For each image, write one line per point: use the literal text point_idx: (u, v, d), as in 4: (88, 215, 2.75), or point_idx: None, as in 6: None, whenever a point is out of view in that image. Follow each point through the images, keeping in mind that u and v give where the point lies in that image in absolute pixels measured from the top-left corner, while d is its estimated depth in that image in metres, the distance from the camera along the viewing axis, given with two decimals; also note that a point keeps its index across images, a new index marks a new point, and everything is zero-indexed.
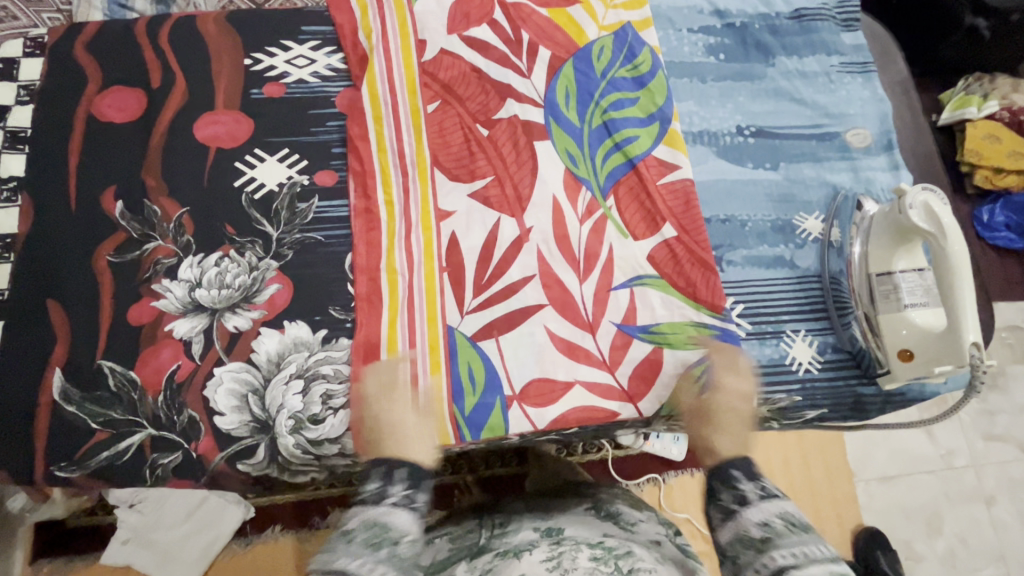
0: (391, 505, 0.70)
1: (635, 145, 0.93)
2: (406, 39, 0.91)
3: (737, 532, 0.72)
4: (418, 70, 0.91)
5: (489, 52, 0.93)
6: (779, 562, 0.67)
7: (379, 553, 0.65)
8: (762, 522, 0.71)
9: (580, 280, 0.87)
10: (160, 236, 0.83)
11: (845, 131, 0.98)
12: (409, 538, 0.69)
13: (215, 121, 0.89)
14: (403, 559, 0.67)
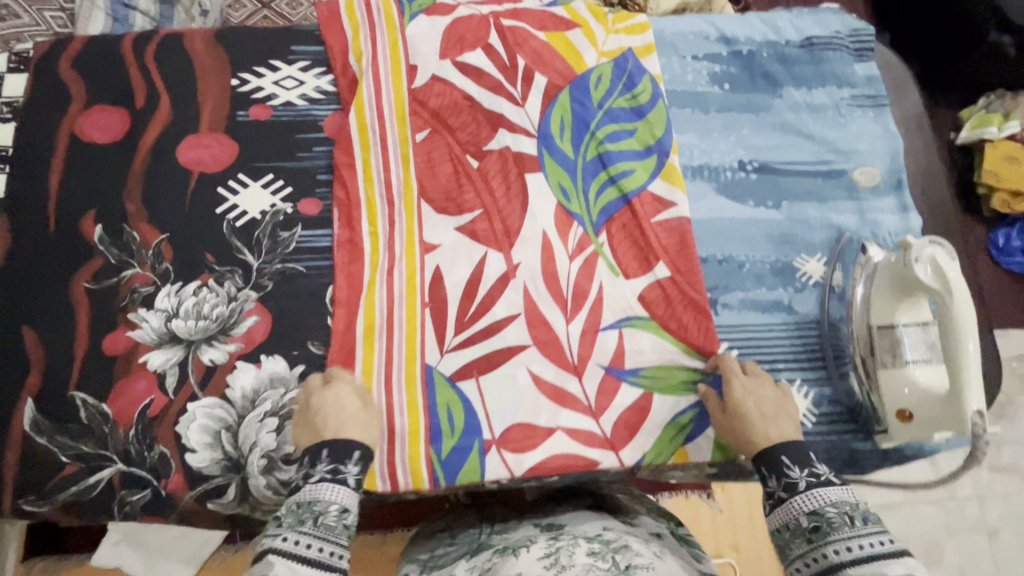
0: (316, 483, 0.66)
1: (630, 180, 0.90)
2: (397, 64, 0.88)
3: (783, 521, 0.67)
4: (408, 96, 0.88)
5: (482, 78, 0.89)
6: (831, 560, 0.61)
7: (301, 527, 0.62)
8: (813, 512, 0.65)
9: (567, 319, 0.84)
10: (138, 263, 0.81)
11: (853, 169, 0.93)
12: (336, 507, 0.64)
13: (199, 144, 0.87)
14: (333, 528, 0.63)
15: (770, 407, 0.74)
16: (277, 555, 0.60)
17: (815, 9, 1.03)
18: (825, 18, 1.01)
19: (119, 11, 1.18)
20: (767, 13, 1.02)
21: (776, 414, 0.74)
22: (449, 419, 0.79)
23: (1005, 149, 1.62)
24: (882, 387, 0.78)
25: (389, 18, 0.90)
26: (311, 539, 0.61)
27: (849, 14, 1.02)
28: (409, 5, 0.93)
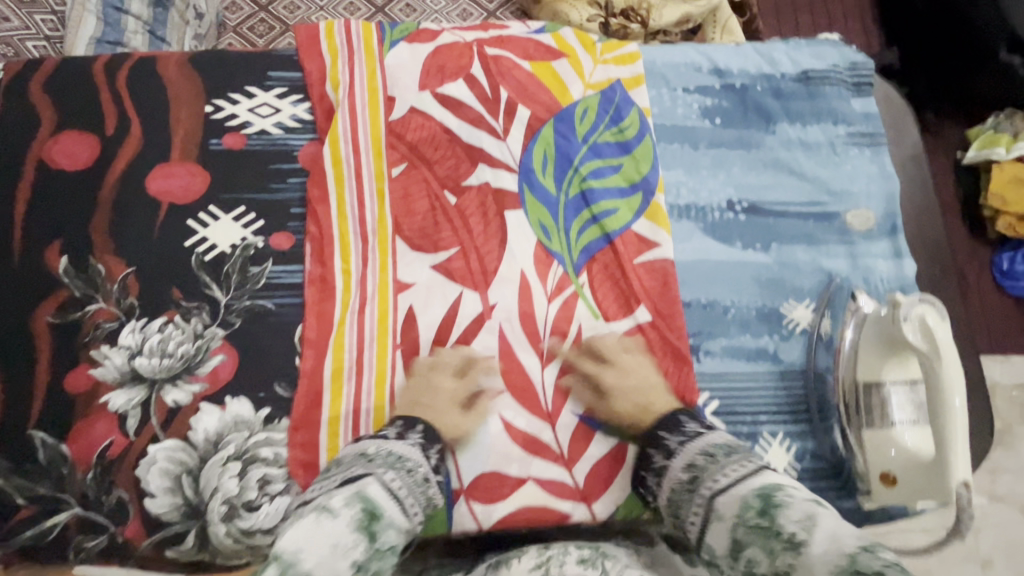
0: (410, 445, 0.69)
1: (614, 219, 0.87)
2: (375, 95, 0.86)
3: (671, 486, 0.68)
4: (385, 129, 0.85)
5: (463, 111, 0.87)
6: (707, 496, 0.62)
7: (399, 472, 0.64)
8: (687, 465, 0.67)
9: (542, 364, 0.82)
10: (103, 298, 0.79)
11: (846, 212, 0.90)
12: (424, 472, 0.68)
13: (170, 173, 0.84)
14: (416, 484, 0.65)
15: (641, 387, 0.79)
16: (376, 482, 0.61)
17: (813, 40, 0.99)
18: (823, 51, 0.98)
19: (110, 15, 1.13)
20: (762, 44, 0.98)
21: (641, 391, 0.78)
22: None
23: (1013, 170, 1.58)
24: (868, 446, 0.77)
25: (368, 48, 0.88)
26: (404, 485, 0.63)
27: (848, 46, 0.99)
28: (391, 32, 0.90)
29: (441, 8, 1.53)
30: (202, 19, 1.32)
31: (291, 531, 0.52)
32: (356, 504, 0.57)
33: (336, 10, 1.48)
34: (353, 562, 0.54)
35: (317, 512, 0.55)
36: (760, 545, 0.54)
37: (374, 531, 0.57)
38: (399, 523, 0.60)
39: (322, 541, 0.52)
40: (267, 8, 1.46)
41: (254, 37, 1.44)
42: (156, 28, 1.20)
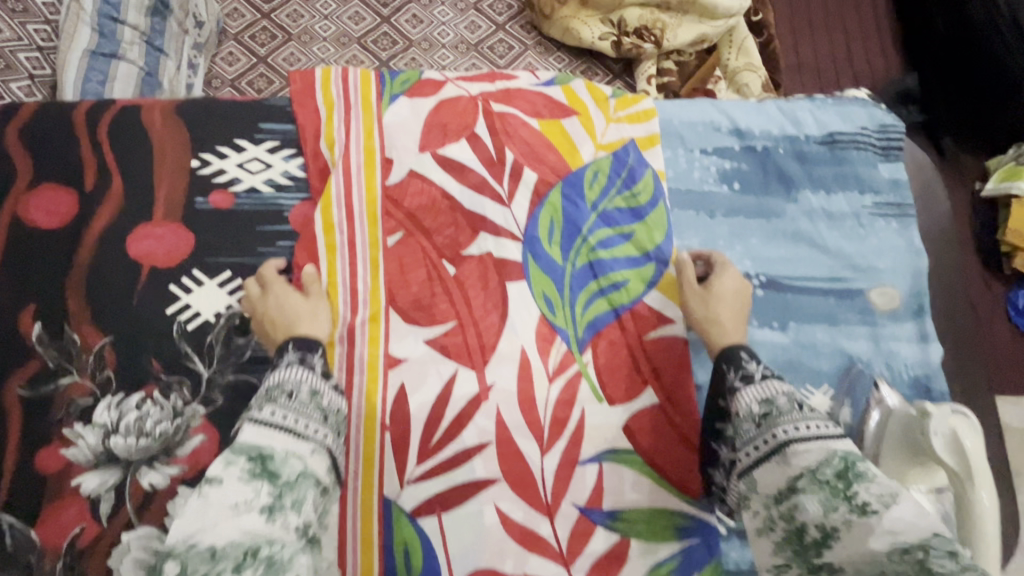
0: (286, 363, 0.65)
1: (622, 292, 0.82)
2: (372, 155, 0.82)
3: (737, 409, 0.68)
4: (382, 194, 0.80)
5: (464, 175, 0.82)
6: (780, 438, 0.62)
7: (276, 402, 0.61)
8: (764, 399, 0.66)
9: (542, 451, 0.77)
10: (78, 370, 0.74)
11: (870, 289, 0.85)
12: (308, 385, 0.64)
13: (152, 234, 0.79)
14: (305, 405, 0.62)
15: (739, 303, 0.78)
16: (252, 423, 0.59)
17: (840, 99, 0.93)
18: (850, 111, 0.92)
19: (105, 26, 1.13)
20: (786, 101, 0.93)
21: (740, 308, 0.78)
22: (406, 562, 0.72)
23: None
24: None
25: (367, 104, 0.84)
26: (292, 414, 0.61)
27: (877, 106, 0.93)
28: (391, 84, 0.86)
29: (449, 20, 1.45)
30: (201, 27, 1.28)
31: (179, 520, 0.52)
32: (237, 460, 0.55)
33: (340, 20, 1.40)
34: (261, 505, 0.53)
35: (199, 488, 0.54)
36: (822, 499, 0.56)
37: (270, 468, 0.56)
38: (299, 449, 0.58)
39: (217, 510, 0.52)
40: (270, 15, 1.38)
41: (255, 47, 1.35)
42: (154, 38, 1.19)
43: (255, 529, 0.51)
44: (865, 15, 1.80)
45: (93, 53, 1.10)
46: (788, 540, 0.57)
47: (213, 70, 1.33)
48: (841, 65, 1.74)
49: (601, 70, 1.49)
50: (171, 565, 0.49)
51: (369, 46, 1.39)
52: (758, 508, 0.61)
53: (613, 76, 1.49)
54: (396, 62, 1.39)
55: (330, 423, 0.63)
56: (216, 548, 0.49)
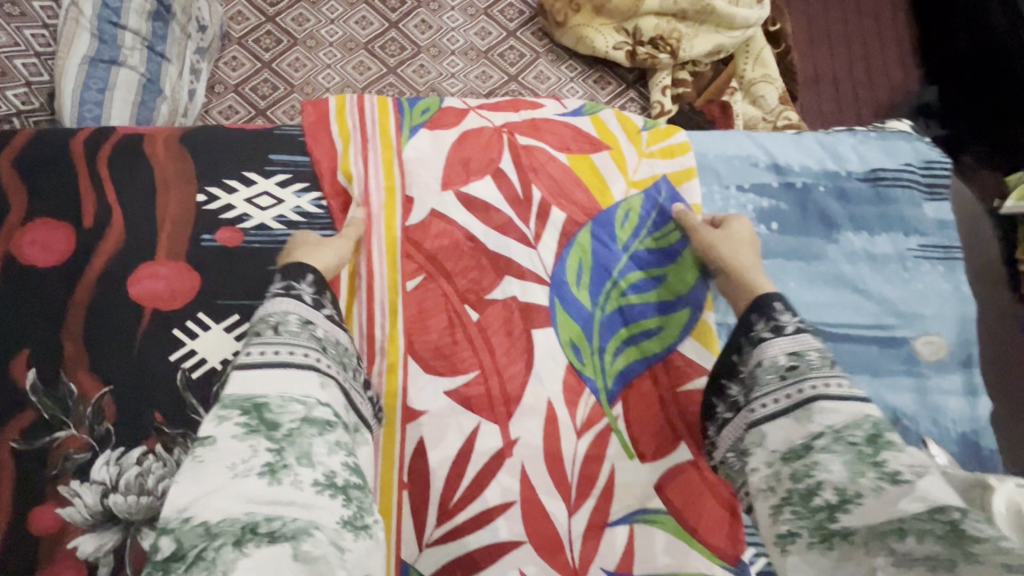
0: (278, 295, 0.64)
1: (653, 338, 0.78)
2: (392, 194, 0.79)
3: (759, 360, 0.64)
4: (402, 235, 0.78)
5: (490, 215, 0.80)
6: (807, 393, 0.59)
7: (262, 338, 0.59)
8: (793, 353, 0.62)
9: (570, 510, 0.72)
10: (75, 423, 0.69)
11: (915, 337, 0.80)
12: (296, 316, 0.62)
13: (154, 274, 0.74)
14: (297, 334, 0.60)
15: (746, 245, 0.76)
16: (239, 368, 0.56)
17: (883, 132, 0.89)
18: (894, 146, 0.87)
19: (105, 32, 1.05)
20: (826, 134, 0.88)
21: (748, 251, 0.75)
22: None
23: None
24: None
25: (385, 138, 0.82)
26: (288, 348, 0.58)
27: (923, 141, 0.88)
28: (410, 113, 0.84)
29: (459, 25, 1.37)
30: (205, 32, 1.22)
31: (178, 489, 0.49)
32: (230, 415, 0.53)
33: (347, 25, 1.33)
34: (259, 468, 0.50)
35: (194, 451, 0.51)
36: (847, 462, 0.53)
37: (268, 418, 0.53)
38: (298, 391, 0.56)
39: (215, 474, 0.49)
40: (275, 19, 1.32)
41: (259, 51, 1.29)
42: (156, 43, 1.12)
43: (256, 492, 0.48)
44: (886, 22, 1.65)
45: (93, 60, 1.03)
46: (792, 502, 0.54)
47: (215, 76, 1.27)
48: (859, 75, 1.59)
49: (614, 79, 1.40)
50: (168, 540, 0.47)
51: (376, 52, 1.33)
52: (766, 465, 0.58)
53: (625, 85, 1.40)
54: (404, 68, 1.32)
55: (331, 353, 0.62)
56: (211, 524, 0.46)
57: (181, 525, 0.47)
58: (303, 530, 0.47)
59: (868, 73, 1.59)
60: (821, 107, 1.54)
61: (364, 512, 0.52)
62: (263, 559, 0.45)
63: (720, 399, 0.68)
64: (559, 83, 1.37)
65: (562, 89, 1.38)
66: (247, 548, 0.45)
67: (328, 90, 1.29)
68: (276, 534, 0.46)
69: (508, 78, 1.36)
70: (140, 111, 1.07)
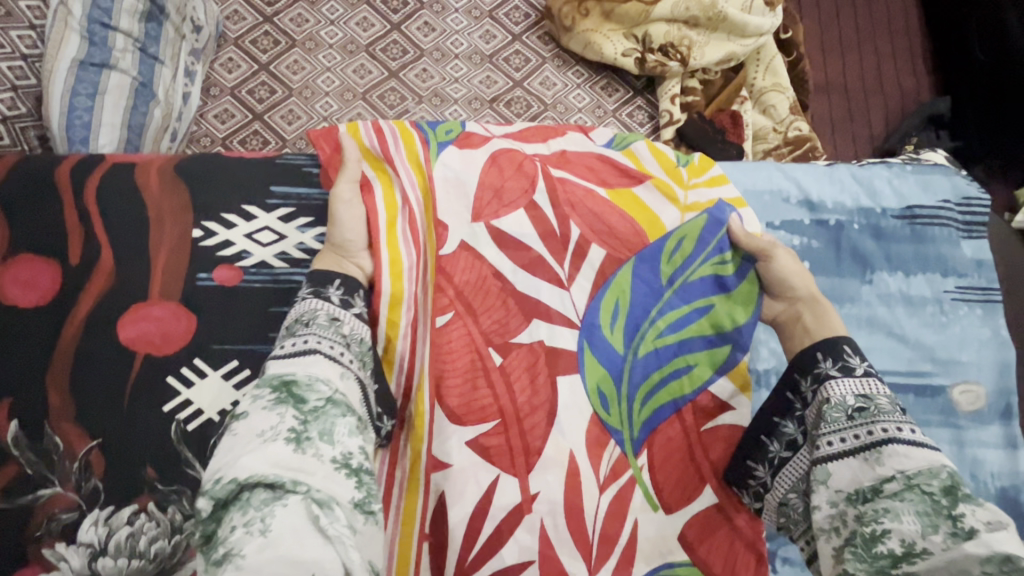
0: (304, 295, 0.66)
1: (688, 381, 0.75)
2: (429, 221, 0.78)
3: (828, 397, 0.63)
4: (436, 264, 0.76)
5: (522, 253, 0.78)
6: (878, 436, 0.58)
7: (295, 333, 0.61)
8: (861, 395, 0.62)
9: (590, 571, 0.67)
10: (60, 480, 0.64)
11: (952, 386, 0.76)
12: (326, 312, 0.64)
13: (147, 316, 0.69)
14: (326, 328, 0.62)
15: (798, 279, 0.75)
16: (273, 359, 0.59)
17: (919, 166, 0.86)
18: (931, 181, 0.84)
19: (96, 32, 0.99)
20: (860, 167, 0.85)
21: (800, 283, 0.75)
22: None
23: None
24: None
25: (417, 160, 0.80)
26: (329, 340, 0.61)
27: (961, 175, 0.85)
28: (434, 133, 0.83)
29: (463, 28, 1.31)
30: (200, 32, 1.15)
31: (217, 453, 0.53)
32: (263, 395, 0.55)
33: (347, 27, 1.27)
34: (286, 434, 0.53)
35: (230, 424, 0.54)
36: (919, 510, 0.53)
37: (296, 394, 0.55)
38: (324, 374, 0.58)
39: (245, 441, 0.52)
40: (273, 19, 1.25)
41: (256, 53, 1.23)
42: (148, 45, 1.05)
43: (282, 458, 0.51)
44: (897, 28, 1.56)
45: (81, 63, 0.96)
46: (855, 544, 0.55)
47: (210, 77, 1.21)
48: (870, 83, 1.50)
49: (622, 86, 1.33)
50: (205, 500, 0.50)
51: (378, 54, 1.26)
52: (827, 503, 0.59)
53: (633, 93, 1.33)
54: (406, 72, 1.26)
55: (353, 350, 0.64)
56: (238, 480, 0.49)
57: (213, 484, 0.50)
58: (325, 499, 0.50)
59: (879, 82, 1.50)
60: (831, 119, 1.46)
61: (373, 496, 0.54)
62: (287, 518, 0.48)
63: (773, 437, 0.68)
64: (565, 89, 1.31)
65: (569, 96, 1.31)
66: (283, 493, 0.49)
67: (327, 96, 1.23)
68: (299, 495, 0.49)
69: (513, 84, 1.29)
70: (132, 117, 1.01)
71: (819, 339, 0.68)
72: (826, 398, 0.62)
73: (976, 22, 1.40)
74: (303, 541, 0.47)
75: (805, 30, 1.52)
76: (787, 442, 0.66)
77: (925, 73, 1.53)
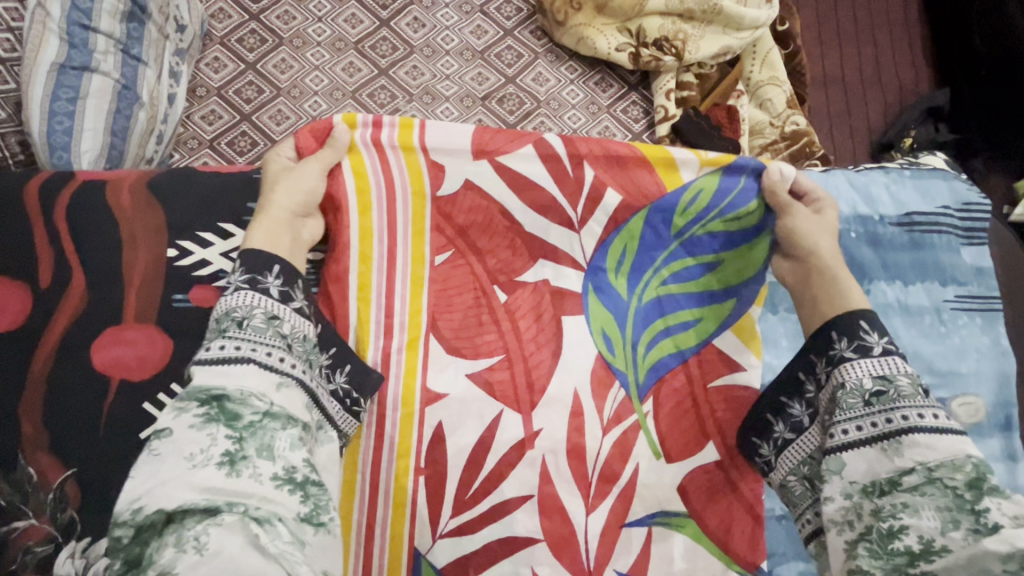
0: (235, 288, 0.60)
1: (691, 333, 0.75)
2: (415, 168, 0.76)
3: (842, 380, 0.61)
4: (432, 206, 0.77)
5: (531, 192, 0.76)
6: (896, 424, 0.57)
7: (227, 334, 0.56)
8: (879, 376, 0.60)
9: (588, 507, 0.68)
10: (35, 512, 0.61)
11: (952, 399, 0.74)
12: (263, 311, 0.59)
13: (122, 340, 0.67)
14: (263, 331, 0.58)
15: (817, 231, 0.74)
16: (199, 365, 0.54)
17: (918, 171, 0.83)
18: (930, 187, 0.82)
19: (76, 34, 0.96)
20: (856, 172, 0.83)
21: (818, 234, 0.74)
22: None
23: None
24: None
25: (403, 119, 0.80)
26: (258, 344, 0.56)
27: (960, 180, 0.83)
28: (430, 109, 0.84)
29: (453, 23, 1.26)
30: (184, 31, 1.11)
31: (135, 477, 0.49)
32: (189, 406, 0.51)
33: (334, 23, 1.22)
34: (219, 458, 0.49)
35: (149, 445, 0.50)
36: (940, 505, 0.52)
37: (228, 409, 0.52)
38: (258, 387, 0.54)
39: (172, 465, 0.48)
40: (259, 16, 1.20)
41: (242, 51, 1.18)
42: (130, 46, 1.02)
43: (214, 484, 0.48)
44: (896, 18, 1.52)
45: (61, 66, 0.94)
46: (870, 539, 0.54)
47: (196, 77, 1.16)
48: (867, 76, 1.47)
49: (617, 82, 1.28)
50: (124, 530, 0.46)
51: (367, 52, 1.22)
52: (841, 495, 0.58)
53: (627, 88, 1.28)
54: (396, 69, 1.22)
55: (296, 351, 0.60)
56: (167, 510, 0.46)
57: (133, 515, 0.46)
58: (266, 516, 0.48)
59: (876, 73, 1.47)
60: (829, 113, 1.43)
61: (322, 508, 0.52)
62: (224, 543, 0.45)
63: (780, 417, 0.66)
64: (558, 86, 1.26)
65: (562, 92, 1.26)
66: (224, 517, 0.46)
67: (315, 95, 1.18)
68: (240, 516, 0.47)
69: (505, 80, 1.25)
70: (114, 121, 0.98)
71: (834, 318, 0.65)
72: (841, 383, 0.60)
73: (977, 11, 1.36)
74: (242, 561, 0.44)
75: (803, 22, 1.48)
76: (793, 424, 0.65)
77: (924, 64, 1.49)
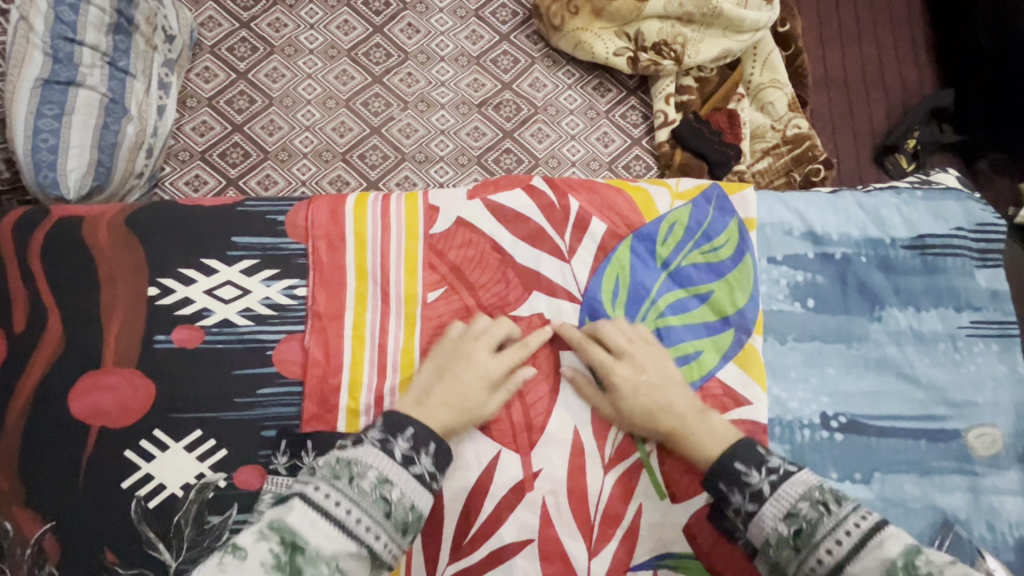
0: (366, 443, 0.57)
1: (695, 367, 0.71)
2: (414, 207, 0.75)
3: (763, 535, 0.57)
4: (425, 244, 0.74)
5: (521, 225, 0.75)
6: (826, 566, 0.53)
7: (336, 482, 0.54)
8: (786, 514, 0.56)
9: (590, 551, 0.66)
10: (13, 569, 0.59)
11: (967, 430, 0.71)
12: (377, 474, 0.55)
13: (101, 386, 0.64)
14: (367, 495, 0.54)
15: (655, 380, 0.67)
16: (300, 500, 0.52)
17: (930, 191, 0.80)
18: (943, 208, 0.79)
19: (60, 48, 0.93)
20: (866, 194, 0.80)
21: (661, 385, 0.67)
22: None
23: None
24: None
25: None
26: (348, 505, 0.53)
27: (974, 200, 0.80)
28: None
29: (448, 29, 1.22)
30: (173, 41, 1.08)
31: None
32: (270, 538, 0.49)
33: (327, 30, 1.19)
34: None
35: (220, 557, 0.49)
36: None
37: (297, 565, 0.48)
38: (335, 550, 0.51)
39: None
40: (249, 24, 1.17)
41: (233, 61, 1.15)
42: (118, 58, 0.98)
43: None
44: (899, 15, 1.48)
45: (46, 82, 0.92)
46: None
47: (186, 88, 1.12)
48: (870, 76, 1.43)
49: (616, 86, 1.24)
50: None
51: (360, 59, 1.18)
52: None
53: (627, 92, 1.24)
54: (390, 77, 1.18)
55: (392, 521, 0.54)
56: None
57: None
58: None
59: (879, 72, 1.43)
60: (832, 115, 1.39)
61: None
62: None
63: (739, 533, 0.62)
64: (557, 90, 1.22)
65: (560, 98, 1.22)
66: None
67: (308, 104, 1.15)
68: None
69: (502, 86, 1.21)
70: (103, 136, 0.94)
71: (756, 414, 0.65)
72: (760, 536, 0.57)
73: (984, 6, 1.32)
74: None
75: (804, 20, 1.45)
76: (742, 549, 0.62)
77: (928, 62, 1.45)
